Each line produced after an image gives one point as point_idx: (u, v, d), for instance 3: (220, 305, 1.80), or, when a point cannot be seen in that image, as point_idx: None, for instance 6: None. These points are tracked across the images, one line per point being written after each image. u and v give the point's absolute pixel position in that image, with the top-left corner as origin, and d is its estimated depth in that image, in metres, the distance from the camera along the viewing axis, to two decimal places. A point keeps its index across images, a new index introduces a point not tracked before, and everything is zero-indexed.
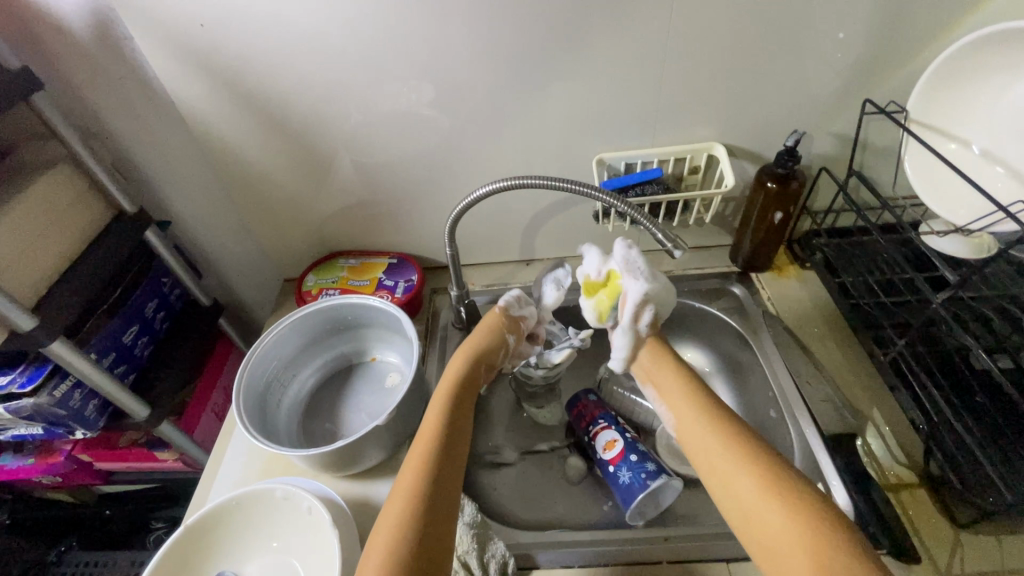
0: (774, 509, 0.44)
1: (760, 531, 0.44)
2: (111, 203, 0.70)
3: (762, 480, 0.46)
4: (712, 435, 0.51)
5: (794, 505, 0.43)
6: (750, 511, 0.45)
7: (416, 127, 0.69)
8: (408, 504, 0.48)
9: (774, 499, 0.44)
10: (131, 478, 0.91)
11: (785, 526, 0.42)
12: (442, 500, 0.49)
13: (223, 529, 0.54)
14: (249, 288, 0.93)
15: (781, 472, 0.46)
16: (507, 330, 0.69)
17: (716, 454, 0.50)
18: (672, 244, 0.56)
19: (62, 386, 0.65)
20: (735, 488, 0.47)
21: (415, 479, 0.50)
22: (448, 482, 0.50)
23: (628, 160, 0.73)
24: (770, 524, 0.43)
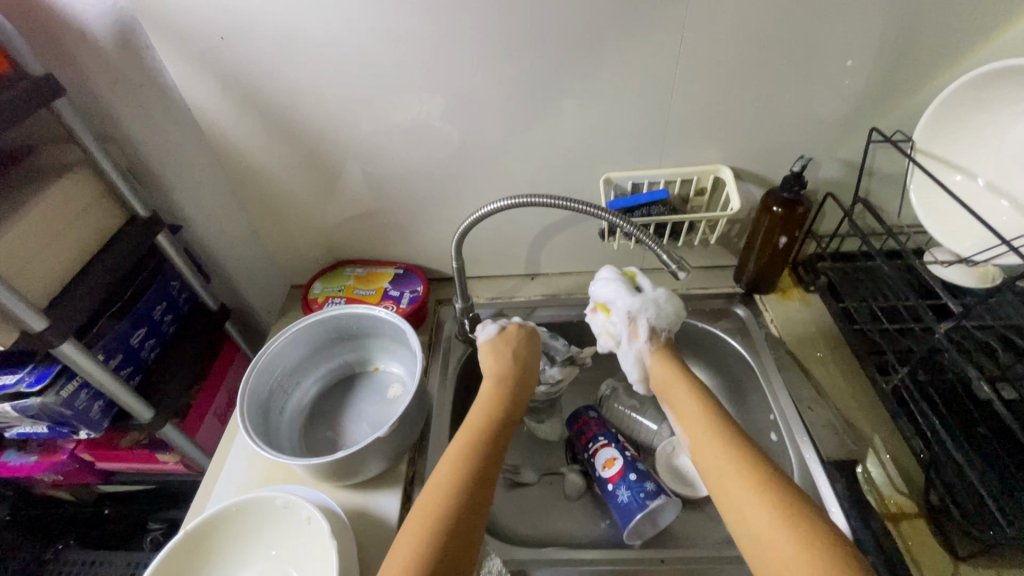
0: (790, 542, 0.43)
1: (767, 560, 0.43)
2: (125, 207, 0.71)
3: (777, 510, 0.45)
4: (730, 456, 0.50)
5: (811, 540, 0.43)
6: (760, 536, 0.45)
7: (427, 141, 0.71)
8: (422, 547, 0.46)
9: (789, 529, 0.44)
10: (131, 478, 0.92)
11: (797, 559, 0.42)
12: (460, 543, 0.47)
13: (221, 536, 0.54)
14: (256, 293, 0.94)
15: (801, 506, 0.45)
16: (511, 355, 0.66)
17: (732, 478, 0.49)
18: (677, 265, 0.56)
19: (69, 386, 0.66)
20: (746, 514, 0.46)
21: (432, 520, 0.48)
22: (469, 526, 0.48)
23: (634, 180, 0.73)
24: (782, 554, 0.43)
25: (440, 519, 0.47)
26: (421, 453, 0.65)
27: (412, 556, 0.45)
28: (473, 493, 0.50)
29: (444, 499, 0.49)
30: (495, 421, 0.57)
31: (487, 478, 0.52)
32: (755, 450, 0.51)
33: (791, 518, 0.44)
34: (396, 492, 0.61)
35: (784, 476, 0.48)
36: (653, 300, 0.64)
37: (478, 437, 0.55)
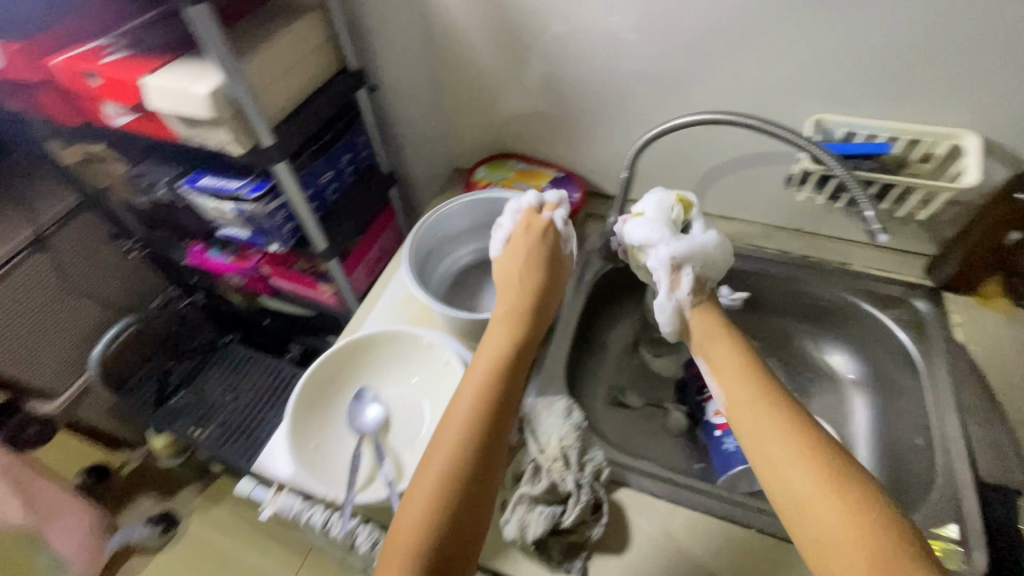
0: (836, 513, 0.39)
1: (808, 527, 0.40)
2: (341, 57, 0.79)
3: (825, 478, 0.41)
4: (774, 419, 0.46)
5: (860, 511, 0.39)
6: (804, 504, 0.41)
7: (631, 43, 0.68)
8: (461, 444, 0.47)
9: (836, 499, 0.40)
10: (291, 300, 1.08)
11: (845, 530, 0.38)
12: (495, 439, 0.48)
13: (374, 353, 0.63)
14: (420, 168, 1.00)
15: (848, 474, 0.41)
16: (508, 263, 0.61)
17: (778, 441, 0.44)
18: (880, 227, 0.52)
19: (274, 202, 0.77)
20: (790, 478, 0.42)
21: (466, 419, 0.48)
22: (501, 424, 0.49)
23: (851, 129, 0.65)
24: (829, 527, 0.39)
25: (474, 417, 0.48)
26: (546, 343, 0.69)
27: (455, 448, 0.47)
28: (503, 385, 0.51)
29: (477, 398, 0.50)
30: (507, 348, 0.54)
31: (515, 376, 0.53)
32: (802, 414, 0.46)
33: (838, 489, 0.40)
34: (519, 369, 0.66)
35: (831, 438, 0.44)
36: (701, 245, 0.57)
37: (492, 363, 0.53)
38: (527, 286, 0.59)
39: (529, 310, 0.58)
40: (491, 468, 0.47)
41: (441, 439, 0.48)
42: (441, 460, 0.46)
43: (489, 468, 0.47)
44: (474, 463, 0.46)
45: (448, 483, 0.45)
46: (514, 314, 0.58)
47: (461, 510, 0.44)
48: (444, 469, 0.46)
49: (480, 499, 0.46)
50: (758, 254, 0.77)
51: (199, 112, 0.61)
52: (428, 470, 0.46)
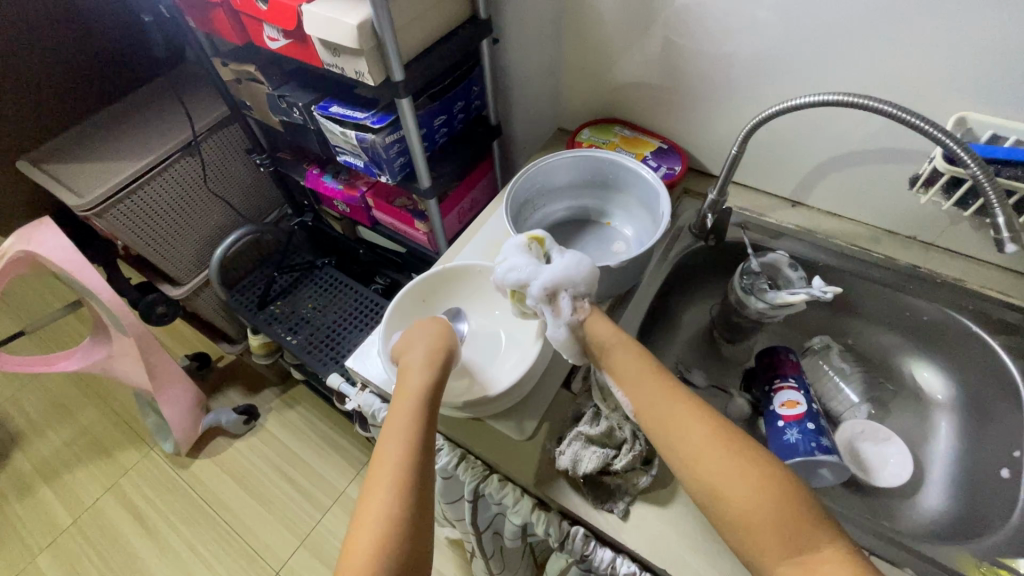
0: (752, 487, 0.42)
1: (727, 505, 0.42)
2: (473, 6, 0.82)
3: (735, 457, 0.43)
4: (680, 409, 0.46)
5: (769, 481, 0.42)
6: (717, 486, 0.43)
7: (767, 16, 0.66)
8: (411, 419, 0.47)
9: (750, 475, 0.42)
10: (386, 234, 1.17)
11: (760, 501, 0.41)
12: (432, 415, 0.49)
13: (465, 284, 0.68)
14: (525, 125, 1.04)
15: (752, 448, 0.44)
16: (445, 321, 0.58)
17: (681, 426, 0.46)
18: (1011, 236, 0.48)
19: (393, 135, 0.84)
20: (704, 463, 0.43)
21: (413, 397, 0.49)
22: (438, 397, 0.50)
23: (996, 130, 0.60)
24: (747, 506, 0.41)
25: (421, 395, 0.48)
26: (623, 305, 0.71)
27: (399, 435, 0.46)
28: (434, 377, 0.51)
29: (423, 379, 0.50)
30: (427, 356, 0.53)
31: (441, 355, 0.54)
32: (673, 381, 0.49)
33: (749, 463, 0.43)
34: None
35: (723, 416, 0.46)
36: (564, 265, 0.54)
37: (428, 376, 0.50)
38: (439, 344, 0.55)
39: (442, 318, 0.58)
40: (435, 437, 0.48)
41: (387, 439, 0.46)
42: (396, 438, 0.46)
43: (435, 440, 0.47)
44: (426, 438, 0.47)
45: (404, 460, 0.45)
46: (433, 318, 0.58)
47: (418, 480, 0.44)
48: (409, 440, 0.46)
49: (432, 469, 0.46)
50: (861, 256, 0.73)
51: (347, 41, 0.68)
52: (387, 444, 0.46)
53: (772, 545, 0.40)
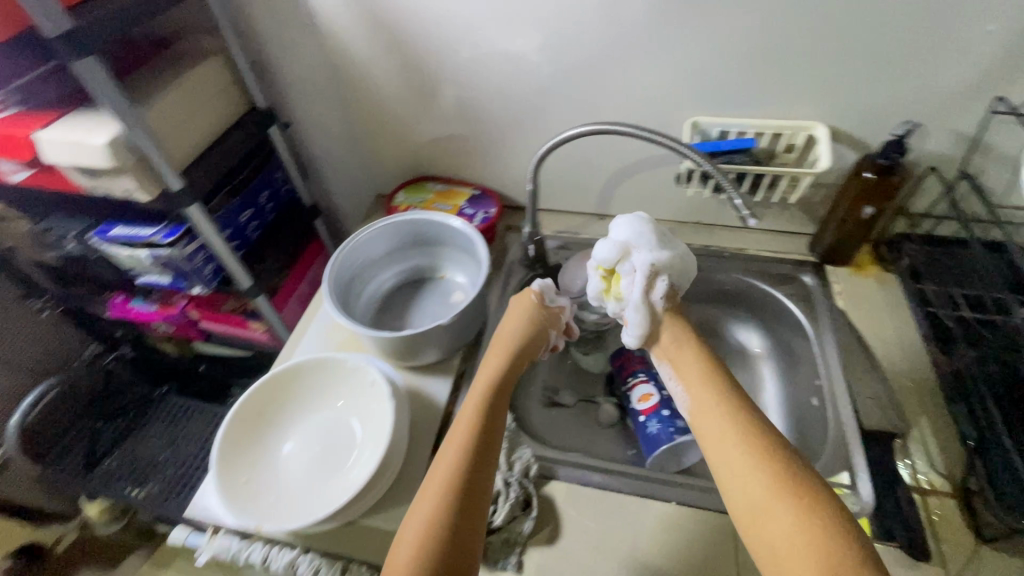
0: (787, 515, 0.42)
1: (761, 529, 0.43)
2: (248, 98, 0.80)
3: (774, 477, 0.44)
4: (722, 422, 0.50)
5: (802, 501, 0.42)
6: (757, 503, 0.44)
7: (522, 65, 0.73)
8: (468, 435, 0.51)
9: (784, 495, 0.43)
10: (225, 342, 1.07)
11: (797, 525, 0.41)
12: (490, 439, 0.52)
13: (302, 382, 0.63)
14: (345, 198, 1.02)
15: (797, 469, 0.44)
16: (548, 325, 0.65)
17: (727, 442, 0.48)
18: (749, 212, 0.57)
19: (191, 245, 0.77)
20: (744, 479, 0.45)
21: (470, 420, 0.53)
22: (495, 426, 0.53)
23: (723, 128, 0.71)
24: (779, 525, 0.42)
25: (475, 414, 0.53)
26: (474, 353, 0.72)
27: (454, 448, 0.50)
28: (491, 396, 0.56)
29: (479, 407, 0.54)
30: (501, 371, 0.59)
31: (503, 395, 0.57)
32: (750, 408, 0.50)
33: (784, 483, 0.43)
34: (447, 381, 0.68)
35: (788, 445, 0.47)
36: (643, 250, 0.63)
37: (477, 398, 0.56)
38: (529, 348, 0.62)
39: (537, 322, 0.64)
40: (493, 462, 0.50)
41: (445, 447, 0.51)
42: (454, 447, 0.50)
43: (491, 457, 0.51)
44: (480, 454, 0.50)
45: (454, 470, 0.48)
46: (534, 322, 0.64)
47: (466, 492, 0.47)
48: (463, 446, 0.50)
49: (484, 486, 0.48)
50: None
51: (100, 161, 0.61)
52: (447, 451, 0.50)
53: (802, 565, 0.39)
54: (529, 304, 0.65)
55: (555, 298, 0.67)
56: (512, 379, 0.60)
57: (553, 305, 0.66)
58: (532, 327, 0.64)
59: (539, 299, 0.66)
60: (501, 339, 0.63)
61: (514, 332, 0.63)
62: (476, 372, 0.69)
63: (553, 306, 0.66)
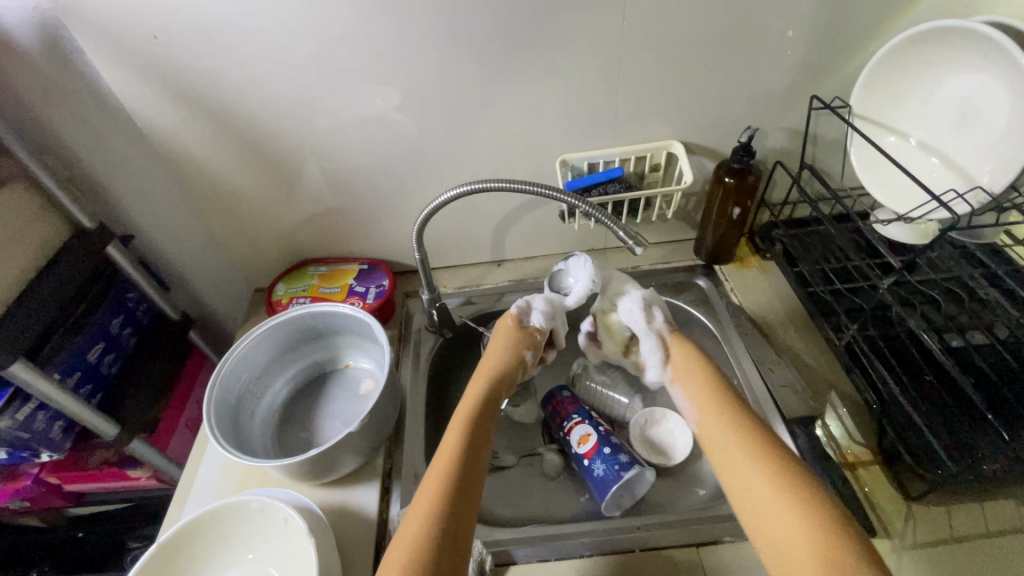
0: (785, 514, 0.45)
1: (767, 531, 0.45)
2: (71, 220, 0.69)
3: (779, 487, 0.47)
4: (729, 432, 0.53)
5: (804, 508, 0.44)
6: (762, 512, 0.46)
7: (380, 134, 0.70)
8: (448, 469, 0.50)
9: (787, 502, 0.45)
10: (102, 499, 0.90)
11: (799, 530, 0.43)
12: (471, 468, 0.51)
13: (198, 544, 0.54)
14: (218, 300, 0.91)
15: (800, 478, 0.47)
16: (526, 346, 0.64)
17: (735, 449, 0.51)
18: (633, 241, 0.57)
19: (25, 408, 0.64)
20: (751, 486, 0.48)
21: (452, 453, 0.52)
22: (477, 454, 0.53)
23: (590, 160, 0.74)
24: (784, 530, 0.44)
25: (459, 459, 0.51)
26: (398, 444, 0.66)
27: (434, 492, 0.48)
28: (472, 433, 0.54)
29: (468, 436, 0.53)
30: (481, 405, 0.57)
31: (485, 422, 0.56)
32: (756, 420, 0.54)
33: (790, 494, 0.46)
34: (374, 486, 0.62)
35: (792, 457, 0.49)
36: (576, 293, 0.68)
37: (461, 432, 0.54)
38: (501, 372, 0.61)
39: (517, 349, 0.63)
40: (474, 493, 0.50)
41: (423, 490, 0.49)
42: (434, 480, 0.50)
43: (471, 487, 0.50)
44: (460, 486, 0.49)
45: (434, 504, 0.47)
46: (512, 347, 0.63)
47: (445, 523, 0.46)
48: (442, 479, 0.49)
49: (464, 517, 0.48)
50: None
51: None
52: (429, 485, 0.50)
53: (802, 564, 0.42)
54: (508, 329, 0.65)
55: (532, 318, 0.66)
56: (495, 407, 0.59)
57: (528, 325, 0.66)
58: (518, 353, 0.63)
59: (514, 323, 0.65)
60: (480, 369, 0.62)
61: (494, 359, 0.62)
62: (404, 466, 0.63)
63: (529, 326, 0.66)
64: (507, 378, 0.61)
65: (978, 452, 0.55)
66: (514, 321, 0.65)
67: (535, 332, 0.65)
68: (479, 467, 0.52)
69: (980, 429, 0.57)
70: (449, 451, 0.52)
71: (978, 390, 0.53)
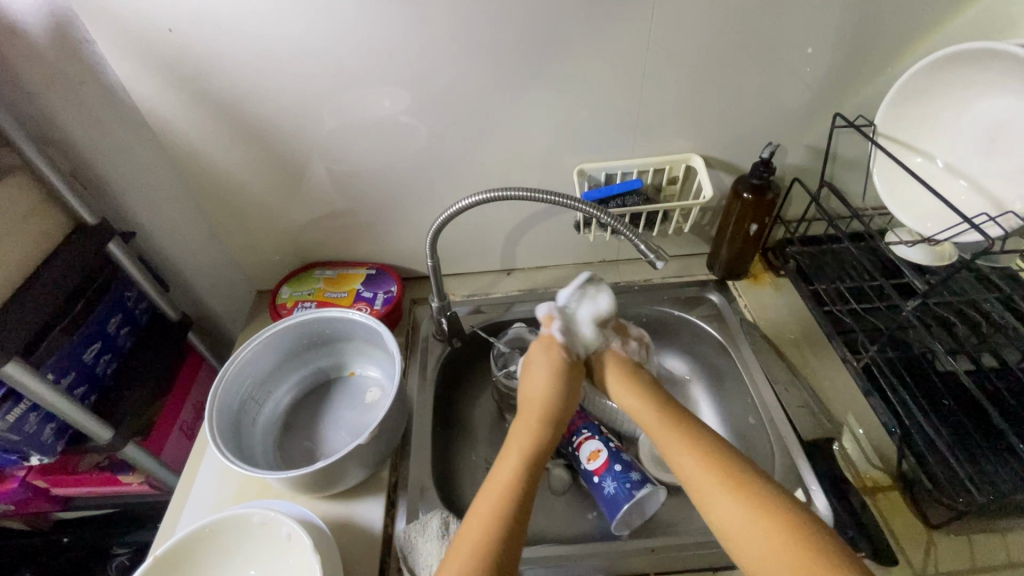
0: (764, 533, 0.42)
1: (739, 546, 0.43)
2: (72, 215, 0.67)
3: (743, 500, 0.44)
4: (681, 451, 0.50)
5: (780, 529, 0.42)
6: (732, 529, 0.44)
7: (395, 138, 0.68)
8: (501, 500, 0.48)
9: (755, 517, 0.43)
10: (90, 503, 0.87)
11: (769, 544, 0.42)
12: (527, 501, 0.49)
13: (196, 558, 0.52)
14: (219, 300, 0.89)
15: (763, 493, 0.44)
16: (579, 379, 0.61)
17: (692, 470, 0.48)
18: (654, 255, 0.56)
19: (16, 410, 0.61)
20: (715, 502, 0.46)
21: (509, 488, 0.49)
22: (532, 488, 0.50)
23: (608, 170, 0.73)
24: (759, 546, 0.42)
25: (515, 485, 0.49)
26: (404, 456, 0.64)
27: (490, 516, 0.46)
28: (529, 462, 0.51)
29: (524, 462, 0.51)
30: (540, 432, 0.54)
31: (543, 456, 0.53)
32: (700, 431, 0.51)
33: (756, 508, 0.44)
34: (379, 500, 0.60)
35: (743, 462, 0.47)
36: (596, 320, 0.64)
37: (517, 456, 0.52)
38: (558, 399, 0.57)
39: (572, 381, 0.60)
40: (526, 528, 0.47)
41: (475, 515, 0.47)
42: (485, 513, 0.47)
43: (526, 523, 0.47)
44: (514, 522, 0.47)
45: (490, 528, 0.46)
46: (565, 371, 0.59)
47: (499, 559, 0.44)
48: (497, 512, 0.47)
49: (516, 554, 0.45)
50: None
51: None
52: (479, 517, 0.47)
53: None
54: (553, 355, 0.61)
55: (580, 331, 0.63)
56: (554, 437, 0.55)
57: (574, 350, 0.62)
58: (573, 385, 0.60)
59: (562, 350, 0.61)
60: (524, 398, 0.59)
61: (550, 392, 0.58)
62: (410, 479, 0.61)
63: (575, 352, 0.62)
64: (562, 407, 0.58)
65: (1000, 481, 0.54)
66: (563, 335, 0.61)
67: (581, 359, 0.62)
68: (533, 501, 0.49)
69: (1000, 456, 0.56)
70: (506, 485, 0.49)
71: (1002, 416, 0.52)
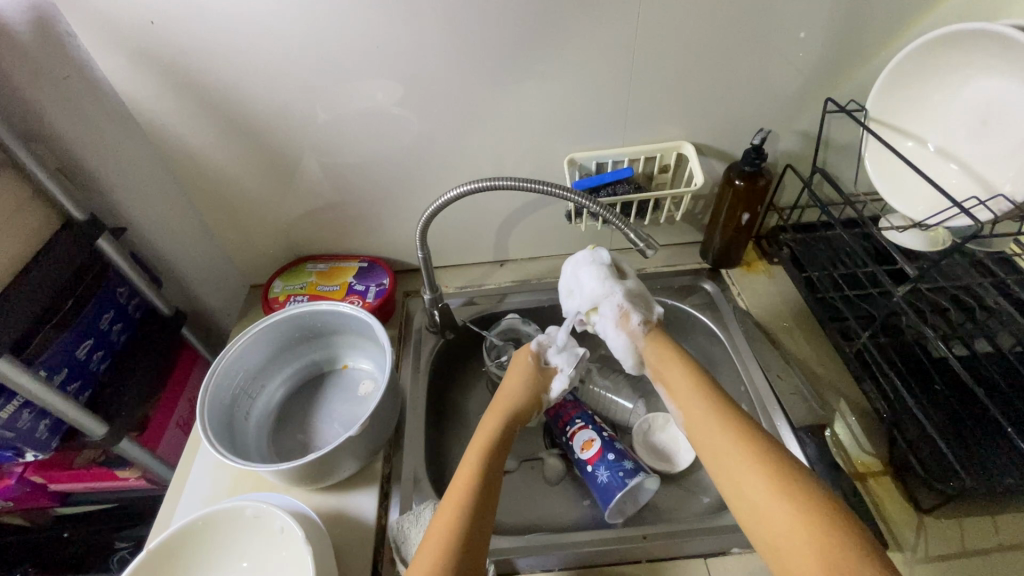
0: (783, 511, 0.41)
1: (767, 532, 0.42)
2: (61, 211, 0.66)
3: (777, 483, 0.43)
4: (712, 426, 0.49)
5: (799, 505, 0.41)
6: (761, 513, 0.43)
7: (385, 129, 0.68)
8: (468, 490, 0.49)
9: (783, 498, 0.42)
10: (90, 498, 0.88)
11: (795, 528, 0.40)
12: (489, 494, 0.50)
13: (188, 551, 0.52)
14: (213, 294, 0.89)
15: (789, 467, 0.44)
16: (544, 390, 0.62)
17: (722, 445, 0.48)
18: (644, 244, 0.56)
19: (9, 407, 0.61)
20: (745, 487, 0.44)
21: (463, 492, 0.49)
22: (495, 478, 0.51)
23: (598, 159, 0.73)
24: (776, 523, 0.41)
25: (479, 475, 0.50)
26: (398, 448, 0.64)
27: (459, 502, 0.48)
28: (489, 457, 0.53)
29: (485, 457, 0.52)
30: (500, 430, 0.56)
31: (501, 452, 0.55)
32: (730, 406, 0.51)
33: (788, 489, 0.42)
34: (372, 491, 0.60)
35: (772, 441, 0.47)
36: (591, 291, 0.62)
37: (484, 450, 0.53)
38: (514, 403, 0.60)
39: (534, 389, 0.62)
40: (488, 527, 0.48)
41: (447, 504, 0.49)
42: (449, 508, 0.48)
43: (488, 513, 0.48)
44: (476, 514, 0.47)
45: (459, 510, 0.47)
46: (530, 383, 0.62)
47: (467, 539, 0.46)
48: (461, 501, 0.48)
49: (480, 541, 0.46)
50: None
51: None
52: (445, 510, 0.48)
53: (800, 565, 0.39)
54: (525, 364, 0.63)
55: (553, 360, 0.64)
56: (509, 437, 0.57)
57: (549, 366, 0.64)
58: (535, 391, 0.62)
59: (534, 360, 0.63)
60: (495, 402, 0.61)
61: (515, 395, 0.61)
62: (403, 470, 0.61)
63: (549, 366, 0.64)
64: (519, 416, 0.60)
65: (989, 467, 0.54)
66: (533, 357, 0.64)
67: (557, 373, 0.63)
68: (493, 502, 0.50)
69: (991, 441, 0.57)
70: (465, 479, 0.50)
71: (992, 400, 0.51)
